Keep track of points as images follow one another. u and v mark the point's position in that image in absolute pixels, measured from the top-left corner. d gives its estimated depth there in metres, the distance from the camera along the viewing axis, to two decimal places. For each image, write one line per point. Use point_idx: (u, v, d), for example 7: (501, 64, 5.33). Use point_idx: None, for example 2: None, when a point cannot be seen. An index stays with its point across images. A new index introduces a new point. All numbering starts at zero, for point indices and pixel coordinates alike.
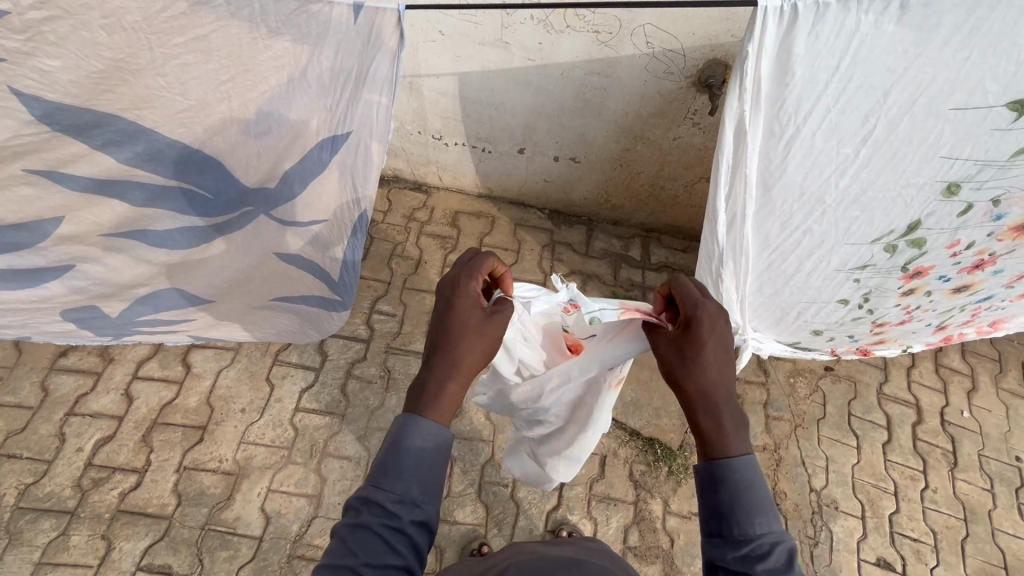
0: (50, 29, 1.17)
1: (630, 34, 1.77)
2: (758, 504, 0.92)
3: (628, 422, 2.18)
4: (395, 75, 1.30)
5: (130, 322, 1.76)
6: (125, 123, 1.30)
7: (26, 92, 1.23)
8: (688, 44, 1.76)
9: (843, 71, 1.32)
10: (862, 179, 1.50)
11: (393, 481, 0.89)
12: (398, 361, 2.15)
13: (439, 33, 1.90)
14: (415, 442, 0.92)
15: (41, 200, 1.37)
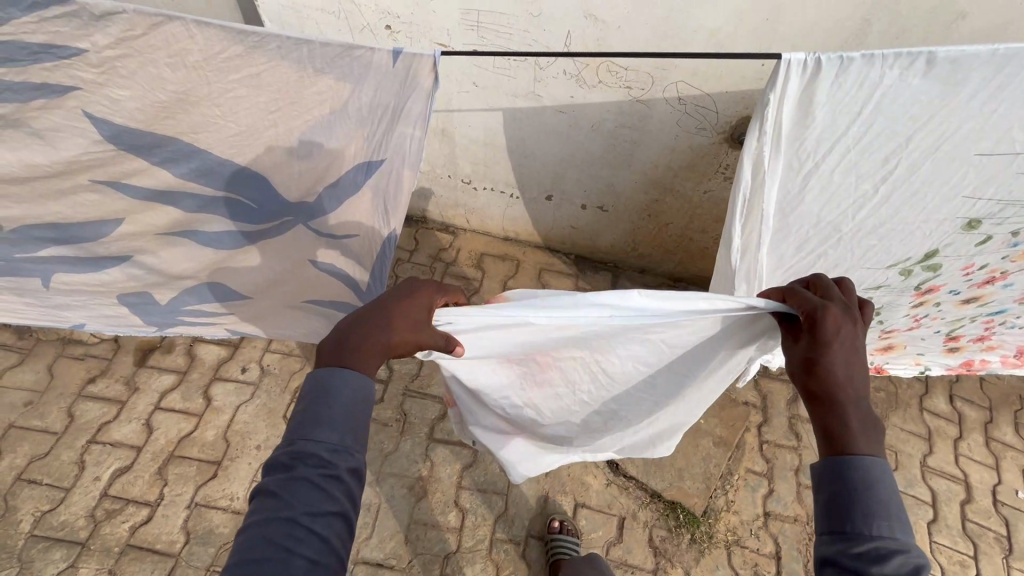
0: (122, 64, 1.18)
1: (662, 90, 1.77)
2: (886, 509, 0.80)
3: (649, 482, 2.08)
4: (429, 110, 1.28)
5: (175, 312, 1.56)
6: (182, 144, 1.27)
7: (96, 116, 1.22)
8: (720, 101, 1.75)
9: (863, 118, 1.27)
10: (880, 213, 1.46)
11: (323, 429, 0.85)
12: (414, 405, 2.17)
13: (473, 84, 1.93)
14: (343, 391, 0.88)
15: (104, 205, 1.32)
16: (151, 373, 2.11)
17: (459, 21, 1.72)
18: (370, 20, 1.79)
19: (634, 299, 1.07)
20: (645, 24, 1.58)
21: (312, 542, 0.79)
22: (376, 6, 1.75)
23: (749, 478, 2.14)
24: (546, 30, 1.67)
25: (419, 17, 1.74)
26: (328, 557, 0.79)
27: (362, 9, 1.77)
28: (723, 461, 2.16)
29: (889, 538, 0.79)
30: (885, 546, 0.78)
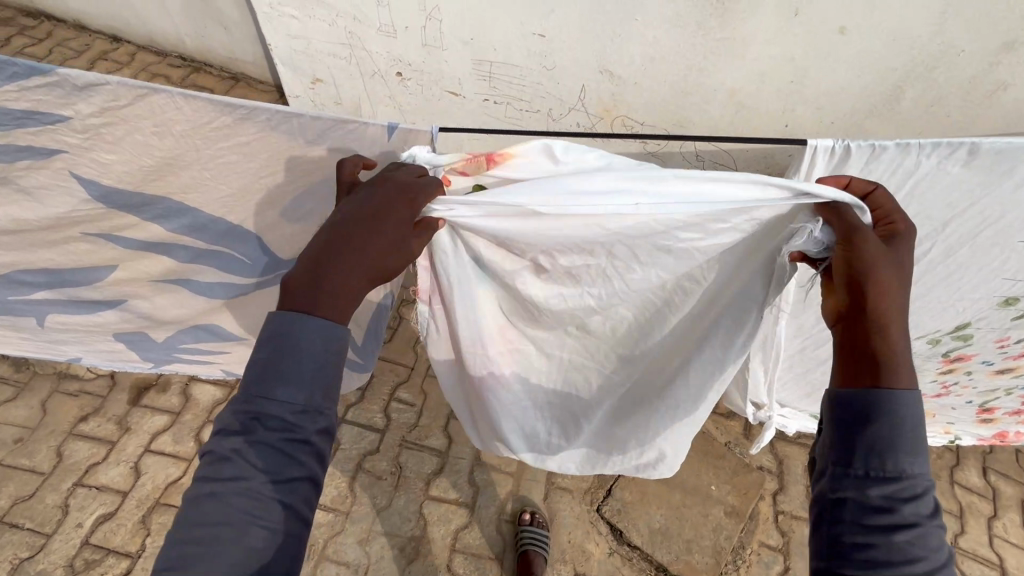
0: (109, 131, 1.05)
1: (680, 148, 1.69)
2: (915, 441, 0.72)
3: (654, 554, 1.96)
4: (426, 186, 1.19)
5: (171, 348, 1.57)
6: (172, 203, 1.18)
7: (85, 177, 1.10)
8: (740, 160, 1.67)
9: (897, 203, 1.17)
10: (911, 294, 1.35)
11: (286, 387, 0.73)
12: (411, 457, 2.08)
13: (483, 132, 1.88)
14: (312, 346, 0.75)
15: (94, 252, 1.26)
16: (143, 413, 2.05)
17: (471, 71, 1.67)
18: (382, 66, 1.75)
19: (684, 183, 0.95)
20: (664, 80, 1.51)
21: (275, 508, 0.71)
22: (387, 53, 1.71)
23: (762, 553, 2.00)
24: (561, 83, 1.61)
25: (431, 65, 1.70)
26: (287, 522, 0.72)
27: (373, 56, 1.73)
28: (734, 534, 2.02)
29: (911, 474, 0.71)
30: (908, 482, 0.70)
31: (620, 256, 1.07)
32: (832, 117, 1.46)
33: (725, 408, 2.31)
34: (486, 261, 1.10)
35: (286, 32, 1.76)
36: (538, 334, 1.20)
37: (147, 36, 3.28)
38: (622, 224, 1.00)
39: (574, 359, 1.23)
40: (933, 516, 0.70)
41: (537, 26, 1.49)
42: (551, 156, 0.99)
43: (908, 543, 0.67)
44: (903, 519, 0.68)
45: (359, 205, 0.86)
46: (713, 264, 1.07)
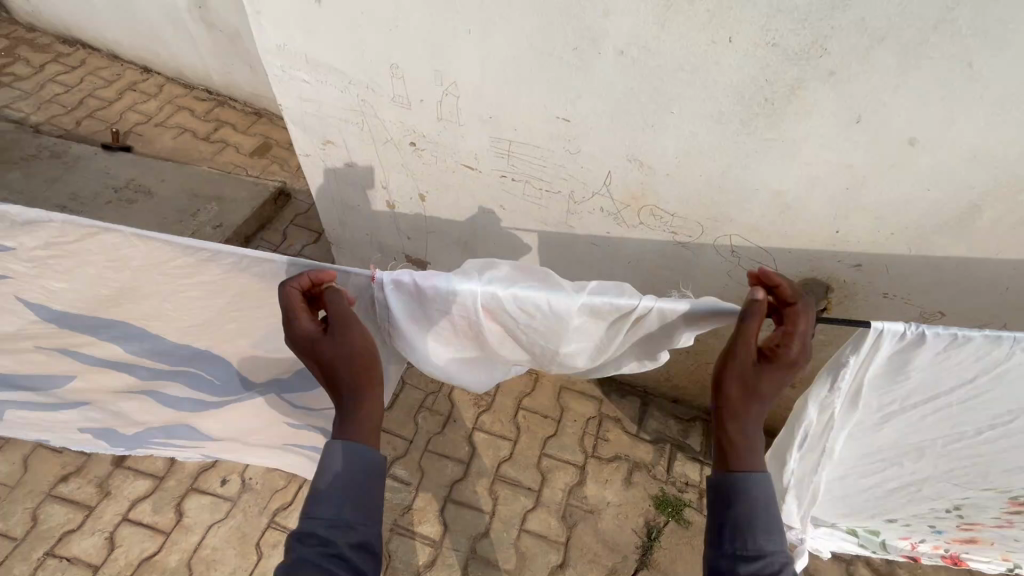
0: (55, 263, 1.00)
1: (713, 242, 1.53)
2: (771, 517, 0.89)
3: None
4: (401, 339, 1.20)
5: (142, 441, 1.57)
6: (131, 327, 1.14)
7: (34, 301, 1.08)
8: (781, 260, 1.49)
9: (979, 382, 1.06)
10: (979, 451, 1.23)
11: (319, 482, 0.90)
12: (402, 546, 1.93)
13: (501, 207, 1.74)
14: (333, 467, 0.91)
15: (54, 364, 1.26)
16: (126, 476, 1.95)
17: (489, 146, 1.55)
18: (395, 134, 1.65)
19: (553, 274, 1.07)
20: (697, 174, 1.36)
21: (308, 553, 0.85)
22: (400, 123, 1.60)
23: None
24: (585, 167, 1.47)
25: (446, 139, 1.58)
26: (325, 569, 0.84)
27: (385, 123, 1.62)
28: None
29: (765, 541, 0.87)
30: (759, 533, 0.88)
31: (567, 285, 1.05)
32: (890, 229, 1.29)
33: None
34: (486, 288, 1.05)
35: (296, 94, 1.66)
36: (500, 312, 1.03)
37: (175, 69, 3.27)
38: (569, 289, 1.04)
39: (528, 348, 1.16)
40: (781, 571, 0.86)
41: (561, 110, 1.36)
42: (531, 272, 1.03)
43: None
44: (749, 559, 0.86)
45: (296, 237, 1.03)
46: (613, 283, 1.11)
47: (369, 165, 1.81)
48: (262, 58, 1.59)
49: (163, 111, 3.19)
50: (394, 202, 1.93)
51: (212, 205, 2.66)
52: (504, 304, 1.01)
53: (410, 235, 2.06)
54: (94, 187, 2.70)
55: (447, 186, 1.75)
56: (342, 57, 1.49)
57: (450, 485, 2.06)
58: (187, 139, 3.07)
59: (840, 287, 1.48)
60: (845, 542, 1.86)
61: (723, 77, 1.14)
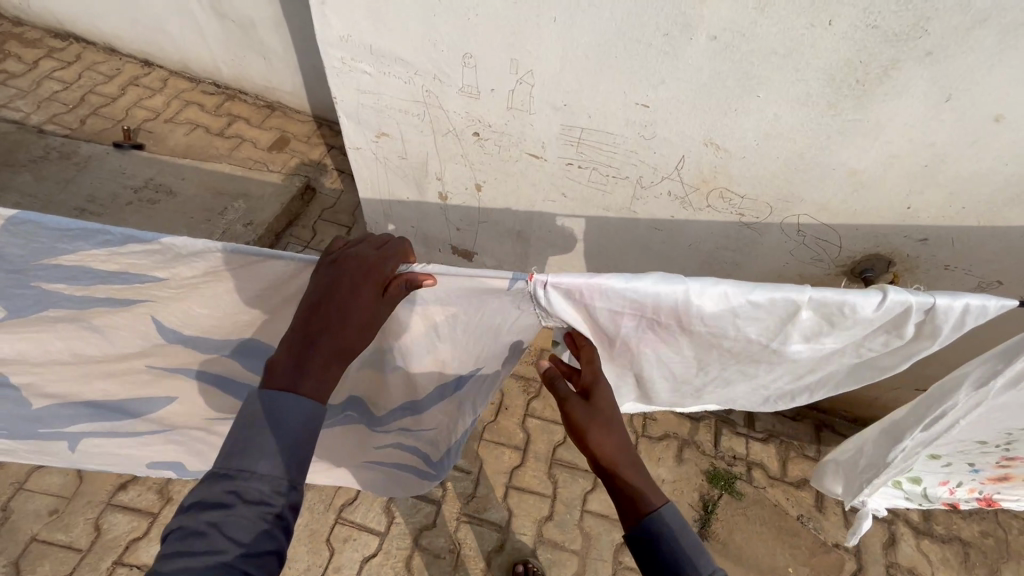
0: (210, 286, 1.05)
1: (780, 222, 1.57)
2: (696, 556, 0.92)
3: None
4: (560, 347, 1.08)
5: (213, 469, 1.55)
6: (253, 344, 1.18)
7: (168, 323, 1.11)
8: (848, 240, 1.55)
9: None
10: None
11: (257, 460, 0.82)
12: (470, 532, 1.95)
13: (562, 194, 1.75)
14: (281, 423, 0.84)
15: (151, 393, 1.26)
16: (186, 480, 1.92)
17: (557, 136, 1.55)
18: (457, 124, 1.64)
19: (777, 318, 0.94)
20: (774, 157, 1.40)
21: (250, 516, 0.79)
22: (465, 113, 1.59)
23: None
24: (657, 152, 1.50)
25: (513, 128, 1.58)
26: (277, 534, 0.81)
27: (449, 114, 1.61)
28: None
29: None
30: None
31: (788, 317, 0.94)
32: (960, 202, 1.35)
33: (794, 478, 2.19)
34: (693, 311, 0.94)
35: (355, 86, 1.63)
36: (709, 322, 0.95)
37: (182, 62, 3.16)
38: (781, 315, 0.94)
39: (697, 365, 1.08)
40: None
41: (641, 97, 1.37)
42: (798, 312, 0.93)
43: None
44: None
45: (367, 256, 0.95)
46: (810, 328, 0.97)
47: (425, 157, 1.80)
48: (323, 50, 1.55)
49: (169, 107, 3.07)
50: (447, 192, 1.92)
51: (240, 202, 2.61)
52: (710, 305, 0.92)
53: (460, 225, 2.05)
54: (111, 188, 2.60)
55: (507, 175, 1.76)
56: (410, 47, 1.46)
57: (510, 472, 2.09)
58: (200, 135, 2.96)
59: (901, 259, 1.55)
60: (892, 499, 1.87)
61: (817, 59, 1.16)
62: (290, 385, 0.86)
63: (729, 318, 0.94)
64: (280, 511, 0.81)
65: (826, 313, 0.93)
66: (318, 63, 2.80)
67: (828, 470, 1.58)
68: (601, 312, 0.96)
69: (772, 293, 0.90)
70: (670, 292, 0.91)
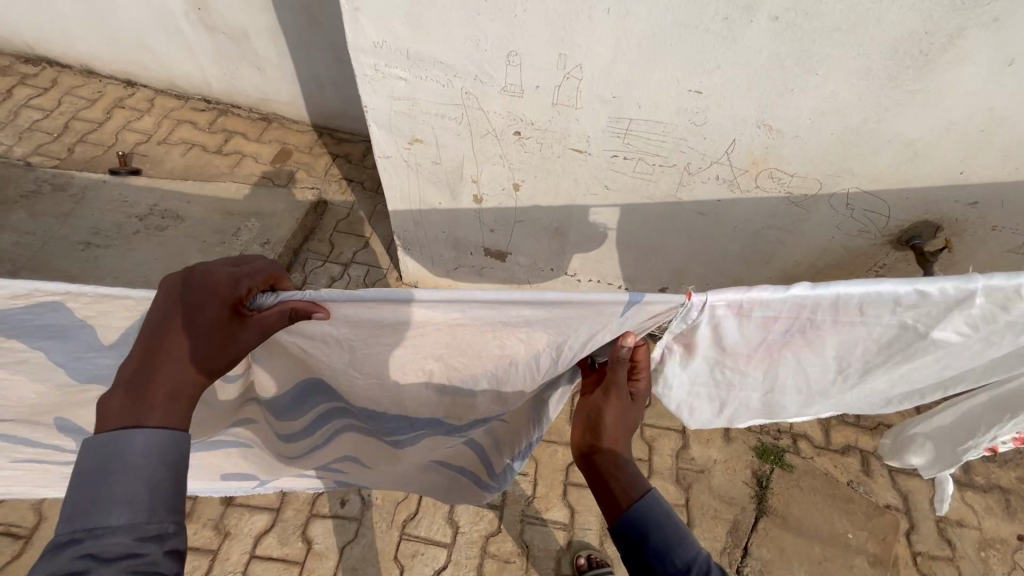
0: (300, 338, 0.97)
1: (829, 197, 1.58)
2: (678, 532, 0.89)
3: None
4: (701, 369, 1.00)
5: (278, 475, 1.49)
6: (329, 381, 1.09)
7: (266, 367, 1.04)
8: (897, 209, 1.56)
9: None
10: None
11: (110, 513, 0.70)
12: (536, 534, 1.94)
13: (605, 187, 1.72)
14: (131, 462, 0.73)
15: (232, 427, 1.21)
16: (242, 514, 1.87)
17: (605, 129, 1.53)
18: (498, 125, 1.60)
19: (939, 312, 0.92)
20: (830, 135, 1.39)
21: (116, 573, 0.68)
22: (507, 113, 1.55)
23: None
24: (708, 138, 1.48)
25: (556, 124, 1.55)
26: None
27: (490, 115, 1.57)
28: None
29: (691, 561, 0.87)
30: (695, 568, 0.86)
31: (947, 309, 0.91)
32: (1013, 163, 1.37)
33: (839, 445, 2.24)
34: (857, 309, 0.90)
35: (388, 93, 1.58)
36: (869, 318, 0.92)
37: (168, 80, 3.03)
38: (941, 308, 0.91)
39: (843, 371, 1.03)
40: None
41: (695, 84, 1.35)
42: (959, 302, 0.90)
43: None
44: None
45: (218, 273, 0.80)
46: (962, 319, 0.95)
47: (461, 160, 1.75)
48: (354, 58, 1.50)
49: (160, 128, 2.94)
50: (482, 194, 1.88)
51: (253, 221, 2.52)
52: (876, 301, 0.89)
53: (494, 227, 2.01)
54: (114, 219, 2.49)
55: (546, 173, 1.73)
56: (450, 49, 1.42)
57: (566, 469, 2.08)
58: (198, 155, 2.85)
59: (950, 224, 1.57)
60: None
61: (881, 33, 1.16)
62: (135, 421, 0.74)
63: (892, 310, 0.91)
64: (152, 556, 0.71)
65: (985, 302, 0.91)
66: (317, 70, 2.70)
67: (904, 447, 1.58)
68: (763, 321, 0.90)
69: (937, 288, 0.88)
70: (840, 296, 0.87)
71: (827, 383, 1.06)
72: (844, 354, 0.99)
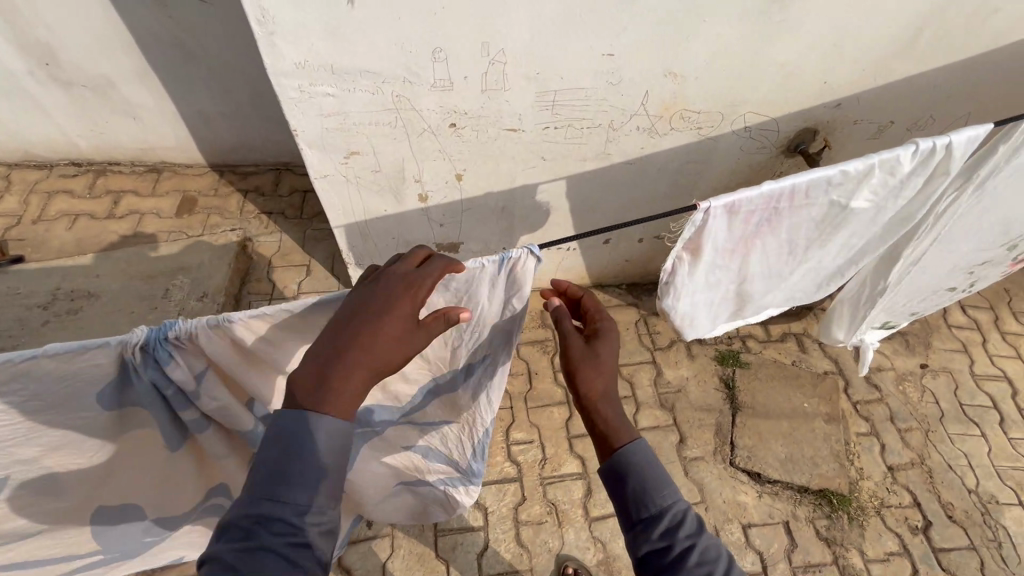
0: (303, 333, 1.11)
1: (731, 123, 1.81)
2: (658, 481, 0.98)
3: (792, 479, 2.21)
4: (705, 267, 1.33)
5: None
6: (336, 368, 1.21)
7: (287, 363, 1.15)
8: (783, 122, 1.84)
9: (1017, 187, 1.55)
10: (1003, 224, 1.72)
11: (297, 491, 0.82)
12: (558, 490, 2.08)
13: (541, 158, 1.84)
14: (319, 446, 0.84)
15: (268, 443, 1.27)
16: None
17: (532, 104, 1.64)
18: (432, 121, 1.65)
19: (852, 182, 1.26)
20: (721, 70, 1.61)
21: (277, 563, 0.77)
22: (439, 107, 1.61)
23: (862, 441, 2.35)
24: (624, 94, 1.65)
25: (488, 109, 1.64)
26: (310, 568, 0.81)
27: (423, 112, 1.62)
28: (839, 435, 2.34)
29: (666, 507, 0.96)
30: (667, 514, 0.96)
31: (857, 178, 1.25)
32: (859, 65, 1.68)
33: (777, 335, 2.60)
34: (794, 193, 1.23)
35: (318, 112, 1.58)
36: (806, 197, 1.26)
37: (22, 150, 2.68)
38: (850, 179, 1.25)
39: (800, 242, 1.39)
40: (697, 528, 0.95)
41: (606, 48, 1.50)
42: (860, 170, 1.23)
43: (694, 565, 0.91)
44: (679, 548, 0.93)
45: (388, 279, 0.97)
46: (868, 186, 1.29)
47: (400, 163, 1.79)
48: (276, 83, 1.48)
49: (29, 205, 2.61)
50: (427, 192, 1.92)
51: (181, 277, 2.36)
52: (806, 184, 1.22)
53: (443, 221, 2.07)
54: (12, 315, 2.20)
55: (485, 158, 1.81)
56: (375, 56, 1.45)
57: (565, 425, 2.23)
58: (86, 224, 2.57)
59: (824, 126, 1.88)
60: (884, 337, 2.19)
61: None
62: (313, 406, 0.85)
63: (822, 186, 1.24)
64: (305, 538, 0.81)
65: (879, 166, 1.24)
66: (202, 106, 2.54)
67: (831, 326, 2.00)
68: (737, 217, 1.22)
69: (844, 167, 1.22)
70: (787, 185, 1.20)
71: (792, 255, 1.43)
72: (797, 229, 1.35)
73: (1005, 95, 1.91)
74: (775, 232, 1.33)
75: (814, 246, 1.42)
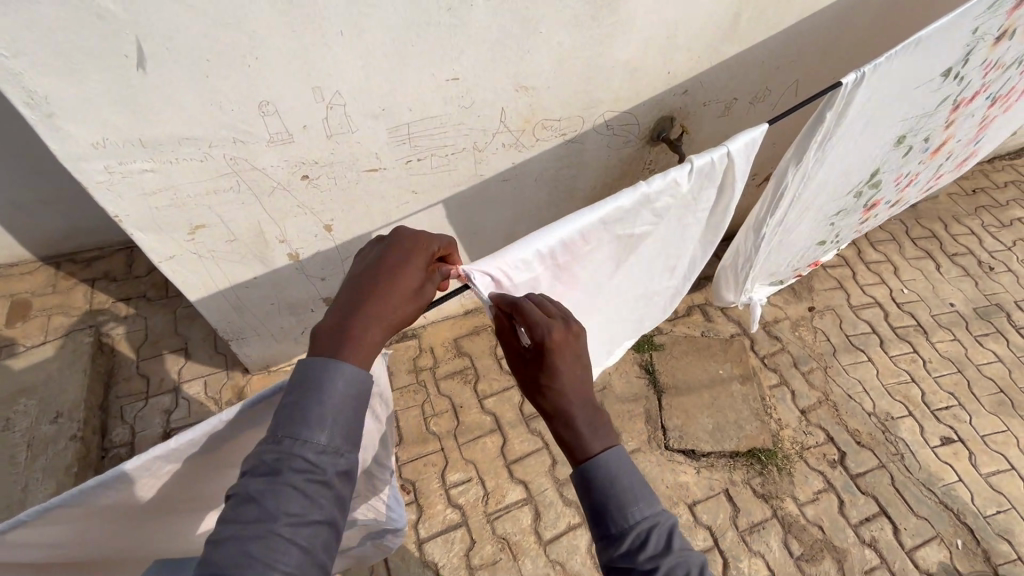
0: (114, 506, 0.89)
1: (592, 125, 1.83)
2: (629, 496, 0.88)
3: (723, 447, 2.30)
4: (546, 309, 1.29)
5: None
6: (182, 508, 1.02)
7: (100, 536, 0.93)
8: (641, 115, 1.89)
9: (847, 148, 1.71)
10: (846, 178, 1.92)
11: (308, 430, 0.75)
12: (506, 523, 2.01)
13: (413, 193, 1.75)
14: (335, 390, 0.78)
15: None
16: None
17: (387, 141, 1.54)
18: (280, 177, 1.50)
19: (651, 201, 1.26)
20: (569, 77, 1.61)
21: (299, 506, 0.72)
22: (284, 162, 1.46)
23: (775, 392, 2.51)
24: (480, 114, 1.60)
25: (340, 154, 1.52)
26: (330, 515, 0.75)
27: (267, 170, 1.46)
28: (754, 392, 2.48)
29: (631, 528, 0.87)
30: (633, 534, 0.87)
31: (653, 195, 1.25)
32: (696, 51, 1.75)
33: (682, 310, 2.72)
34: (599, 227, 1.21)
35: (138, 192, 1.37)
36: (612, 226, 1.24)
37: None
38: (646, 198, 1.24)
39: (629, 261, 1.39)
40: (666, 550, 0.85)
41: (449, 73, 1.44)
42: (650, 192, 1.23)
43: None
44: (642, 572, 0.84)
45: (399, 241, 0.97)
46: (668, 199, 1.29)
47: (257, 227, 1.61)
48: (74, 170, 1.26)
49: None
50: (297, 249, 1.76)
51: (24, 401, 1.99)
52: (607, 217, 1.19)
53: (323, 275, 1.91)
54: None
55: (351, 204, 1.68)
56: (190, 122, 1.27)
57: (501, 453, 2.17)
58: None
59: (678, 113, 1.96)
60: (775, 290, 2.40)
61: None
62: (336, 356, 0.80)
63: (621, 214, 1.22)
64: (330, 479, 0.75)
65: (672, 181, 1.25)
66: (12, 196, 2.15)
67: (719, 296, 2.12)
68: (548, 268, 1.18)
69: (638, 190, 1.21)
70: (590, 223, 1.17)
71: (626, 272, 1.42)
72: (624, 248, 1.33)
73: (823, 58, 2.09)
74: (598, 262, 1.30)
75: (641, 260, 1.43)
